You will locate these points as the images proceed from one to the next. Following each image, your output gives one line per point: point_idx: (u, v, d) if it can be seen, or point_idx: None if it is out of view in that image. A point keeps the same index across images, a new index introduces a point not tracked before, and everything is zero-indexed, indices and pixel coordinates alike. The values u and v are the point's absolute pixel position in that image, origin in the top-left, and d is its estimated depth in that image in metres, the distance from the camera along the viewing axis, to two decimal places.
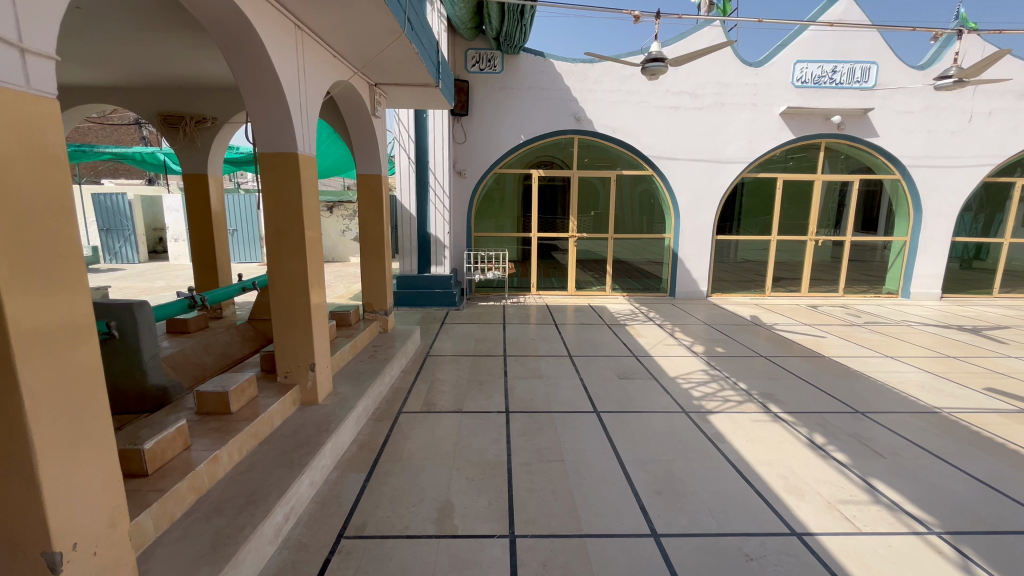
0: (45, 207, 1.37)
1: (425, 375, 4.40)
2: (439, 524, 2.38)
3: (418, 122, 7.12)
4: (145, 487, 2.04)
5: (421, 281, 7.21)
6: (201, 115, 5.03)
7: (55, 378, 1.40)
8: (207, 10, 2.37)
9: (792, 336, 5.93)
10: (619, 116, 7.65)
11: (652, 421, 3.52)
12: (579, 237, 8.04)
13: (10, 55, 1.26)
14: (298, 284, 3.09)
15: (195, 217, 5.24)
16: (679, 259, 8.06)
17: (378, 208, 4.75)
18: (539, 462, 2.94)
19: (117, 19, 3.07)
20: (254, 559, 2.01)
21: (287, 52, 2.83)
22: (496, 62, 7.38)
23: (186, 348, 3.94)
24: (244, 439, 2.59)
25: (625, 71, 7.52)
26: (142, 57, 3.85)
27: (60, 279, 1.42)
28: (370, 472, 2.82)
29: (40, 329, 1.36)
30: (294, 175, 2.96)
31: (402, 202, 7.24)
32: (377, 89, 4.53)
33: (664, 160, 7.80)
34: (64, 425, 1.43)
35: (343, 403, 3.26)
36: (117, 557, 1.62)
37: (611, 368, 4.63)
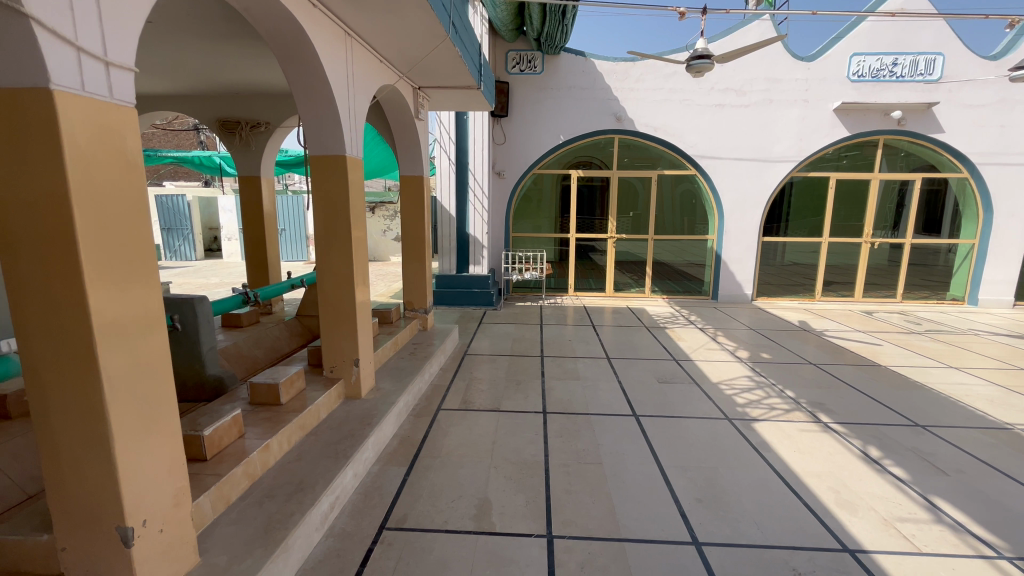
0: (124, 207, 1.48)
1: (463, 373, 4.46)
2: (477, 520, 2.41)
3: (458, 123, 7.22)
4: (204, 471, 2.17)
5: (459, 280, 7.31)
6: (256, 120, 5.28)
7: (131, 365, 1.52)
8: (266, 20, 2.50)
9: (844, 343, 5.65)
10: (661, 114, 7.50)
11: (693, 427, 3.43)
12: (617, 238, 7.95)
13: (97, 69, 1.38)
14: (345, 281, 3.20)
15: (248, 217, 5.51)
16: (722, 261, 7.82)
17: (419, 208, 4.85)
18: (576, 464, 2.92)
19: (183, 30, 3.27)
20: (302, 545, 2.09)
21: (338, 58, 2.94)
22: (536, 62, 7.39)
23: (239, 341, 4.16)
24: (293, 429, 2.71)
25: (668, 70, 7.37)
26: (204, 66, 4.08)
27: (138, 274, 1.54)
28: (410, 466, 2.89)
29: (119, 320, 1.47)
30: (342, 176, 3.07)
31: (442, 202, 7.36)
32: (421, 92, 4.63)
33: (708, 159, 7.59)
34: (137, 409, 1.54)
35: (385, 398, 3.35)
36: (181, 535, 1.73)
37: (649, 372, 4.55)
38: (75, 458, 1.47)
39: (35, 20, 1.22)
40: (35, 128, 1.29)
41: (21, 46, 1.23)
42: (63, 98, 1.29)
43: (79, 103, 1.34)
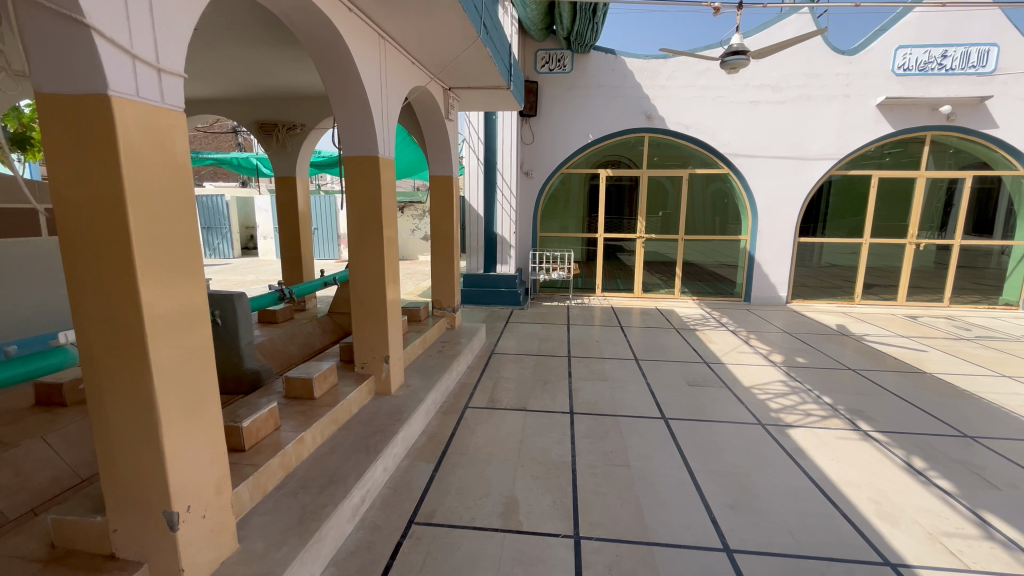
0: (173, 207, 1.55)
1: (490, 372, 4.48)
2: (505, 518, 2.42)
3: (488, 124, 7.26)
4: (243, 461, 2.25)
5: (486, 280, 7.35)
6: (292, 122, 5.45)
7: (177, 358, 1.59)
8: (304, 25, 2.57)
9: (885, 348, 5.42)
10: (693, 112, 7.35)
11: (725, 431, 3.36)
12: (646, 238, 7.85)
13: (149, 74, 1.45)
14: (376, 280, 3.26)
15: (284, 216, 5.68)
16: (755, 262, 7.61)
17: (448, 207, 4.90)
18: (604, 466, 2.90)
19: (227, 37, 3.41)
20: (334, 536, 2.15)
21: (372, 61, 3.00)
22: (566, 61, 7.37)
23: (274, 337, 4.30)
24: (326, 423, 2.78)
25: (701, 66, 7.23)
26: (244, 70, 4.23)
27: (186, 271, 1.61)
28: (438, 463, 2.92)
29: (168, 314, 1.55)
30: (375, 177, 3.13)
31: (470, 202, 7.42)
32: (451, 93, 4.68)
33: (742, 158, 7.40)
34: (183, 400, 1.62)
35: (414, 395, 3.40)
36: (222, 521, 1.80)
37: (679, 374, 4.47)
38: (127, 444, 1.56)
39: (96, 30, 1.30)
40: (94, 132, 1.37)
41: (84, 55, 1.31)
42: (120, 103, 1.37)
43: (134, 108, 1.41)
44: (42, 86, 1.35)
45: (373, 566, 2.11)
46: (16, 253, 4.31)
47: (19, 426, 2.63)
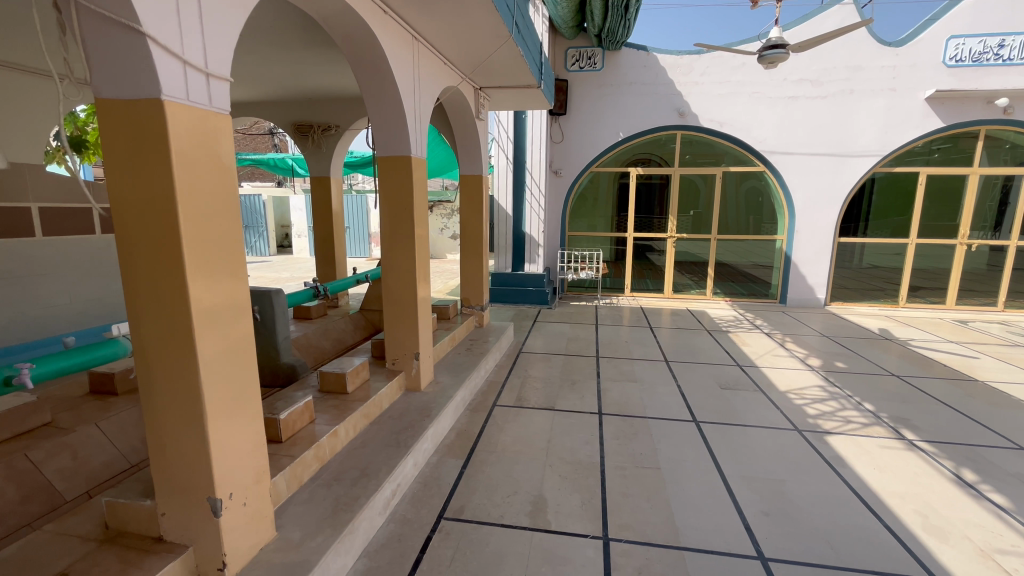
0: (219, 206, 1.62)
1: (518, 371, 4.49)
2: (533, 517, 2.42)
3: (517, 123, 7.27)
4: (280, 452, 2.33)
5: (514, 279, 7.36)
6: (327, 123, 5.59)
7: (221, 352, 1.65)
8: (341, 28, 2.64)
9: (932, 354, 5.16)
10: (727, 109, 7.17)
11: (759, 436, 3.27)
12: (677, 238, 7.72)
13: (199, 80, 1.52)
14: (408, 278, 3.32)
15: (319, 215, 5.82)
16: (791, 263, 7.37)
17: (477, 206, 4.93)
18: (633, 467, 2.87)
19: (267, 41, 3.52)
20: (366, 528, 2.20)
21: (405, 62, 3.05)
22: (596, 59, 7.30)
23: (308, 332, 4.43)
24: (358, 417, 2.84)
25: (736, 61, 7.04)
26: (283, 73, 4.37)
27: (230, 267, 1.67)
28: (466, 460, 2.95)
29: (213, 309, 1.61)
30: (407, 176, 3.18)
31: (498, 201, 7.45)
32: (482, 93, 4.70)
33: (779, 155, 7.17)
34: (227, 392, 1.68)
35: (444, 392, 3.44)
36: (261, 510, 1.87)
37: (711, 377, 4.38)
38: (175, 433, 1.63)
39: (150, 38, 1.37)
40: (149, 135, 1.44)
41: (140, 62, 1.38)
42: (172, 107, 1.43)
43: (184, 112, 1.48)
44: (101, 92, 1.43)
45: (403, 559, 2.14)
46: (73, 249, 4.57)
47: (75, 413, 2.79)
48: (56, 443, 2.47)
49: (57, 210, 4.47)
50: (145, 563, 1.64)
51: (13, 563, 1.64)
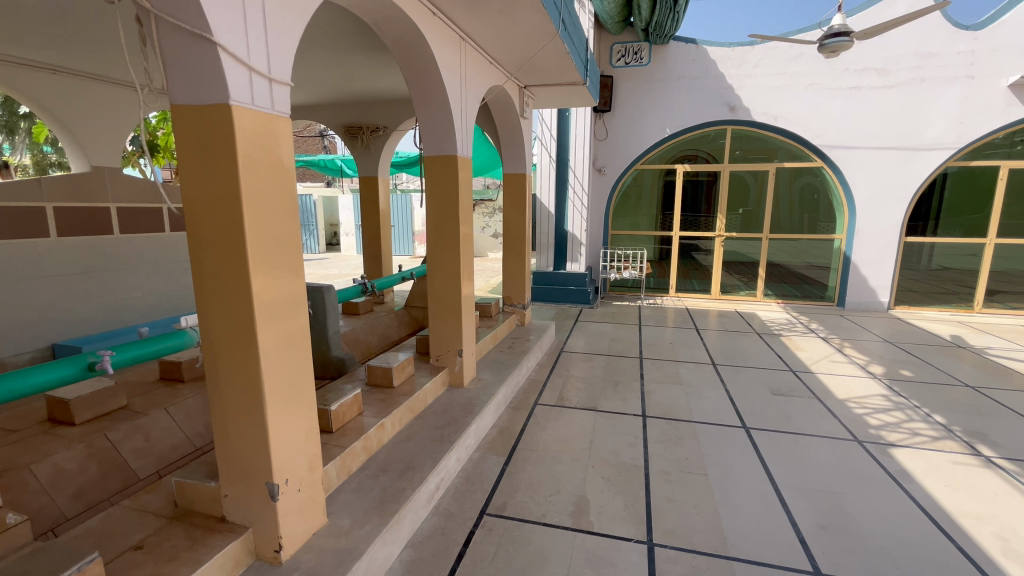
0: (279, 204, 1.69)
1: (560, 370, 4.48)
2: (575, 518, 2.40)
3: (561, 121, 7.23)
4: (331, 442, 2.43)
5: (556, 278, 7.33)
6: (376, 124, 5.77)
7: (279, 344, 1.73)
8: (392, 31, 2.71)
9: (1013, 364, 4.73)
10: (783, 102, 6.85)
11: (814, 446, 3.11)
12: (726, 237, 7.45)
13: (262, 85, 1.59)
14: (452, 276, 3.36)
15: (367, 214, 5.99)
16: (851, 264, 6.95)
17: (521, 204, 4.93)
18: (679, 473, 2.80)
19: (322, 46, 3.67)
20: (411, 519, 2.25)
21: (453, 62, 3.09)
22: (643, 54, 7.12)
23: (356, 327, 4.59)
24: (403, 411, 2.91)
25: (793, 51, 6.69)
26: (336, 76, 4.53)
27: (289, 263, 1.75)
28: (508, 457, 2.97)
29: (273, 303, 1.69)
30: (452, 176, 3.23)
31: (541, 201, 7.45)
32: (526, 91, 4.70)
33: (838, 150, 6.78)
34: (284, 382, 1.76)
35: (486, 389, 3.48)
36: (313, 496, 1.95)
37: (762, 382, 4.20)
38: (238, 419, 1.73)
39: (221, 46, 1.45)
40: (218, 139, 1.52)
41: (211, 70, 1.46)
42: (239, 112, 1.51)
43: (250, 115, 1.55)
44: (177, 100, 1.53)
45: (447, 552, 2.18)
46: (147, 246, 4.94)
47: (148, 397, 3.01)
48: (131, 425, 2.67)
49: (134, 209, 4.83)
50: (209, 540, 1.75)
51: (95, 535, 1.79)
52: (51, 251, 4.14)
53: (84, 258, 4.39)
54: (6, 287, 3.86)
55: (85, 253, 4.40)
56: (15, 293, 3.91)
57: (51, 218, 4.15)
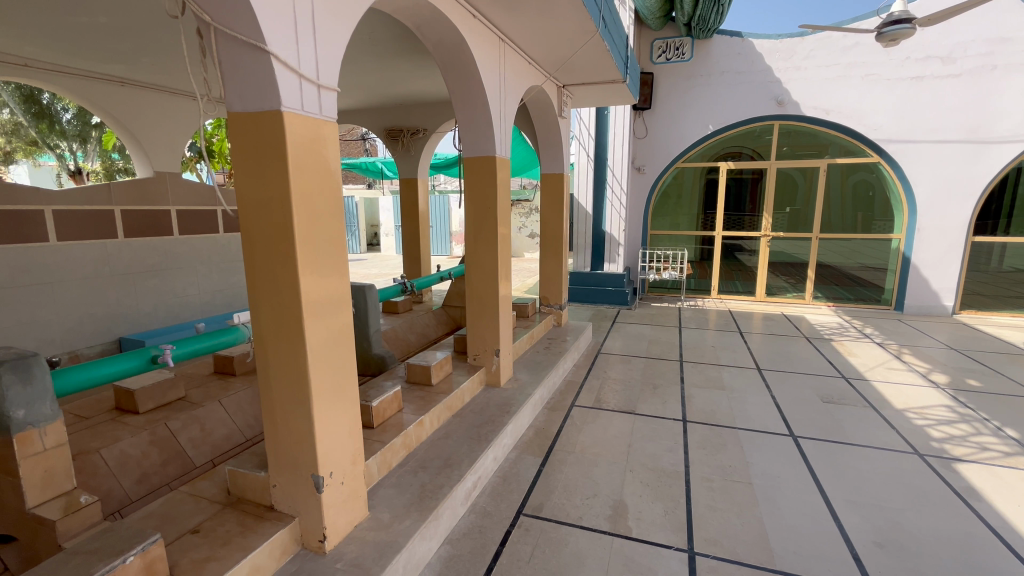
0: (325, 206, 1.75)
1: (597, 372, 4.43)
2: (613, 522, 2.37)
3: (599, 120, 7.14)
4: (373, 437, 2.49)
5: (594, 278, 7.26)
6: (415, 127, 5.88)
7: (325, 340, 1.79)
8: (434, 35, 2.76)
9: None
10: (837, 95, 6.52)
11: (870, 458, 2.94)
12: (772, 237, 7.17)
13: (311, 91, 1.65)
14: (490, 275, 3.38)
15: (407, 215, 6.11)
16: (911, 265, 6.53)
17: (559, 204, 4.90)
18: (722, 480, 2.71)
19: (366, 51, 3.77)
20: (449, 516, 2.28)
21: (492, 62, 3.11)
22: (685, 49, 6.96)
23: (396, 326, 4.71)
24: (442, 409, 2.96)
25: (847, 42, 6.36)
26: (378, 81, 4.66)
27: (334, 262, 1.81)
28: (545, 458, 2.96)
29: (318, 301, 1.75)
30: (491, 177, 3.26)
31: (579, 201, 7.39)
32: (565, 91, 4.67)
33: (897, 144, 6.39)
34: (329, 377, 1.82)
35: (523, 389, 3.48)
36: (355, 490, 2.01)
37: (811, 388, 4.01)
38: (286, 412, 1.80)
39: (274, 55, 1.51)
40: (270, 143, 1.59)
41: (264, 78, 1.53)
42: (290, 117, 1.57)
43: (299, 120, 1.61)
44: (232, 107, 1.61)
45: (484, 550, 2.19)
46: (203, 246, 5.23)
47: (204, 389, 3.18)
48: (189, 415, 2.83)
49: (191, 212, 5.11)
50: (259, 527, 1.83)
51: (157, 517, 1.91)
52: (118, 251, 4.45)
53: (147, 257, 4.70)
54: (80, 284, 4.18)
55: (149, 253, 4.70)
56: (87, 289, 4.22)
57: (118, 221, 4.45)
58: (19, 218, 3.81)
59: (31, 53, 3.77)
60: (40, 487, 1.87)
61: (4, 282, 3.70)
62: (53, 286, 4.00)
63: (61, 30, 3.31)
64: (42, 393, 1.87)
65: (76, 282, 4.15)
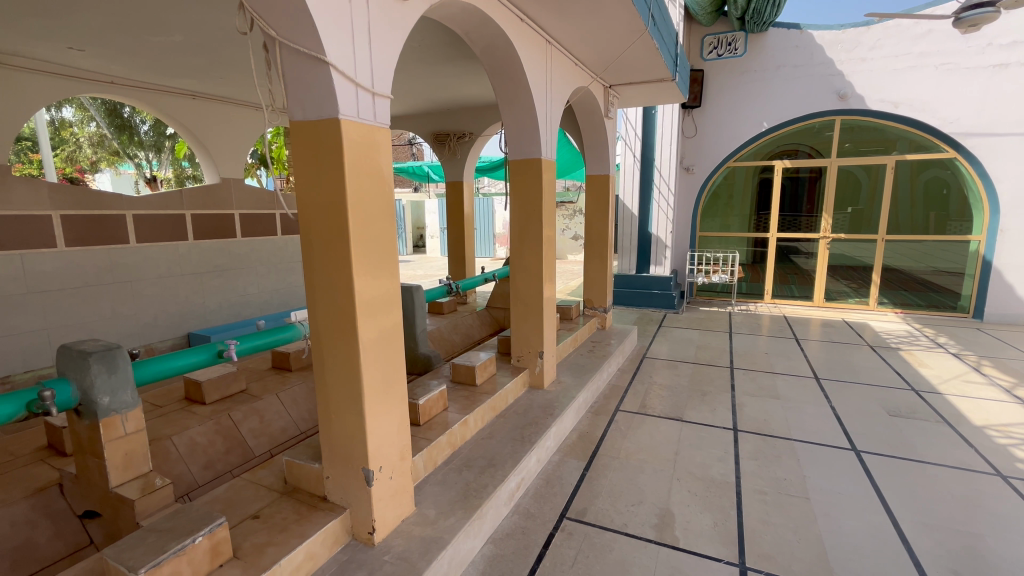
0: (378, 209, 1.81)
1: (642, 376, 4.33)
2: (659, 531, 2.32)
3: (646, 120, 7.01)
4: (419, 434, 2.55)
5: (640, 281, 7.12)
6: (462, 131, 6.00)
7: (375, 339, 1.85)
8: (483, 40, 2.79)
9: None
10: (906, 87, 6.09)
11: (944, 478, 2.71)
12: (832, 238, 6.78)
13: (366, 99, 1.72)
14: (535, 277, 3.38)
15: (452, 216, 6.22)
16: (992, 269, 5.99)
17: (604, 206, 4.84)
18: (777, 494, 2.59)
19: (416, 58, 3.88)
20: (493, 516, 2.30)
21: (538, 65, 3.12)
22: (737, 44, 6.69)
23: (441, 326, 4.82)
24: (486, 409, 2.98)
25: (919, 29, 5.93)
26: (426, 86, 4.77)
27: (385, 264, 1.86)
28: (589, 462, 2.93)
29: (370, 301, 1.80)
30: (537, 179, 3.27)
31: (624, 202, 7.28)
32: (611, 91, 4.62)
33: (976, 137, 5.89)
34: (380, 374, 1.88)
35: (566, 392, 3.46)
36: (403, 485, 2.06)
37: (875, 400, 3.76)
38: (339, 407, 1.88)
39: (333, 66, 1.59)
40: (328, 149, 1.67)
41: (324, 88, 1.61)
42: (347, 124, 1.64)
43: (355, 128, 1.68)
44: (294, 116, 1.70)
45: (527, 552, 2.20)
46: (263, 247, 5.53)
47: (263, 383, 3.36)
48: (250, 407, 3.01)
49: (253, 215, 5.43)
50: (314, 516, 1.91)
51: (222, 501, 2.04)
52: (188, 252, 4.79)
53: (213, 258, 5.03)
54: (155, 282, 4.53)
55: (215, 254, 5.03)
56: (160, 287, 4.56)
57: (189, 224, 4.79)
58: (105, 222, 4.17)
59: (116, 71, 4.10)
60: (122, 468, 2.05)
61: (90, 280, 4.06)
62: (133, 284, 4.35)
63: (143, 50, 3.62)
64: (124, 382, 2.04)
65: (152, 280, 4.50)
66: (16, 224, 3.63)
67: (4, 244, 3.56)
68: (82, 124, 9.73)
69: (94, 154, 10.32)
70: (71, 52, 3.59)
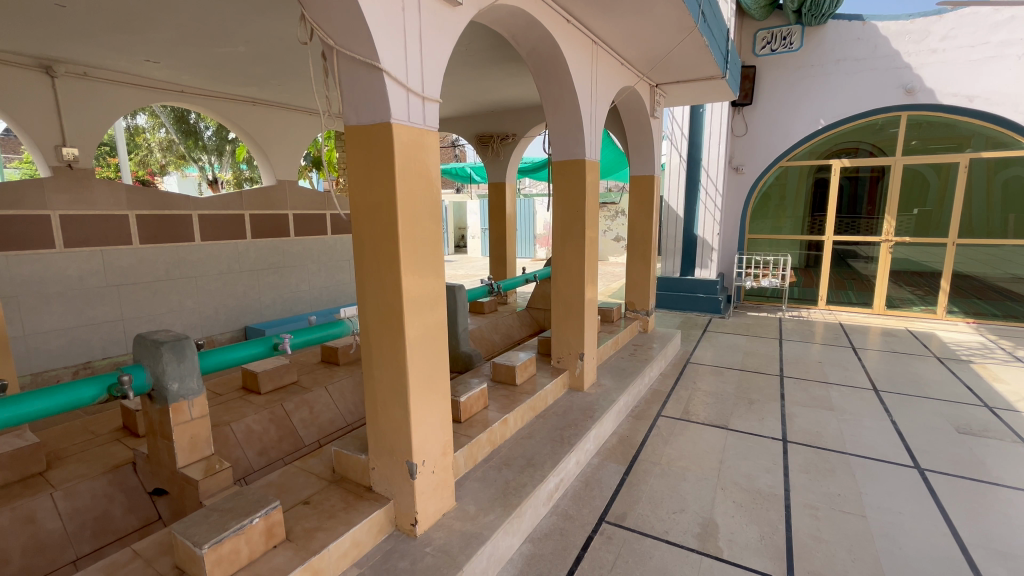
0: (425, 209, 1.86)
1: (686, 382, 4.23)
2: (701, 540, 2.26)
3: (693, 118, 6.83)
4: (460, 431, 2.60)
5: (683, 284, 6.94)
6: (505, 132, 6.06)
7: (420, 336, 1.90)
8: (530, 42, 2.81)
9: None
10: (982, 79, 5.65)
11: (1020, 503, 2.50)
12: (894, 242, 6.37)
13: (417, 103, 1.78)
14: (576, 278, 3.36)
15: (494, 217, 6.29)
16: None
17: (647, 208, 4.74)
18: (829, 510, 2.46)
19: (463, 61, 3.95)
20: (532, 515, 2.31)
21: (584, 65, 3.10)
22: (793, 39, 6.42)
23: (482, 326, 4.88)
24: (525, 409, 3.00)
25: (999, 16, 5.50)
26: (471, 89, 4.84)
27: (431, 262, 1.91)
28: (629, 467, 2.89)
29: (416, 298, 1.86)
30: (580, 180, 3.26)
31: (669, 203, 7.11)
32: (657, 89, 4.53)
33: None
34: (424, 370, 1.93)
35: (607, 394, 3.42)
36: (444, 479, 2.11)
37: (943, 416, 3.50)
38: (386, 400, 1.94)
39: (386, 73, 1.65)
40: (380, 150, 1.73)
41: (377, 93, 1.67)
42: (398, 127, 1.70)
43: (406, 130, 1.74)
44: (349, 121, 1.78)
45: (565, 553, 2.20)
46: (314, 246, 5.79)
47: (313, 376, 3.52)
48: (300, 399, 3.15)
49: (305, 216, 5.69)
50: (360, 505, 1.99)
51: (276, 486, 2.16)
52: (247, 250, 5.08)
53: (270, 256, 5.31)
54: (217, 279, 4.83)
55: (271, 253, 5.31)
56: (220, 283, 4.86)
57: (247, 224, 5.07)
58: (173, 221, 4.48)
59: (185, 81, 4.40)
60: (188, 450, 2.20)
61: (160, 276, 4.37)
62: (197, 280, 4.66)
63: (209, 60, 3.86)
64: (192, 369, 2.19)
65: (214, 276, 4.80)
66: (97, 223, 3.96)
67: (86, 241, 3.89)
68: (153, 130, 10.45)
69: (163, 158, 11.09)
70: (147, 64, 3.88)
